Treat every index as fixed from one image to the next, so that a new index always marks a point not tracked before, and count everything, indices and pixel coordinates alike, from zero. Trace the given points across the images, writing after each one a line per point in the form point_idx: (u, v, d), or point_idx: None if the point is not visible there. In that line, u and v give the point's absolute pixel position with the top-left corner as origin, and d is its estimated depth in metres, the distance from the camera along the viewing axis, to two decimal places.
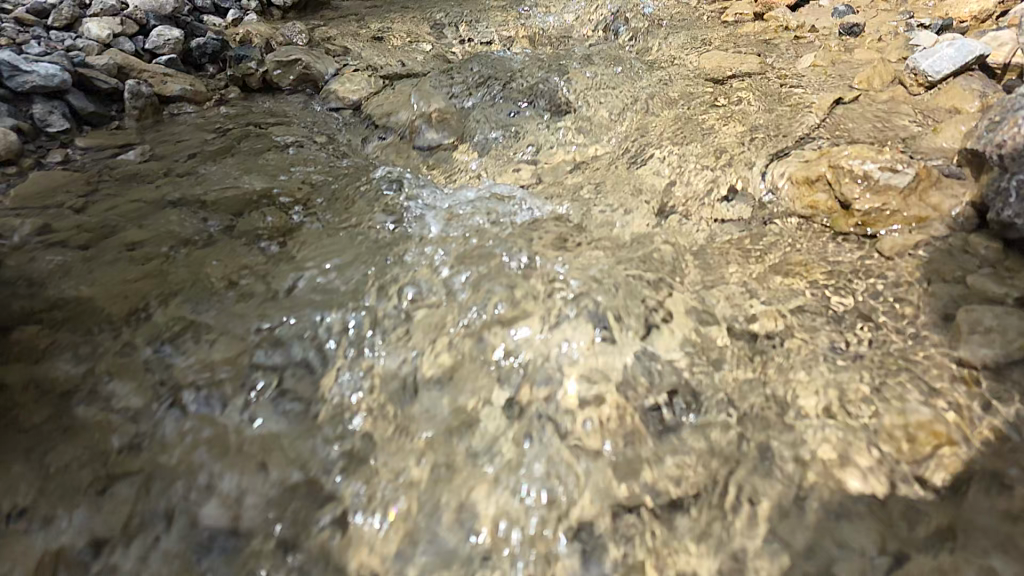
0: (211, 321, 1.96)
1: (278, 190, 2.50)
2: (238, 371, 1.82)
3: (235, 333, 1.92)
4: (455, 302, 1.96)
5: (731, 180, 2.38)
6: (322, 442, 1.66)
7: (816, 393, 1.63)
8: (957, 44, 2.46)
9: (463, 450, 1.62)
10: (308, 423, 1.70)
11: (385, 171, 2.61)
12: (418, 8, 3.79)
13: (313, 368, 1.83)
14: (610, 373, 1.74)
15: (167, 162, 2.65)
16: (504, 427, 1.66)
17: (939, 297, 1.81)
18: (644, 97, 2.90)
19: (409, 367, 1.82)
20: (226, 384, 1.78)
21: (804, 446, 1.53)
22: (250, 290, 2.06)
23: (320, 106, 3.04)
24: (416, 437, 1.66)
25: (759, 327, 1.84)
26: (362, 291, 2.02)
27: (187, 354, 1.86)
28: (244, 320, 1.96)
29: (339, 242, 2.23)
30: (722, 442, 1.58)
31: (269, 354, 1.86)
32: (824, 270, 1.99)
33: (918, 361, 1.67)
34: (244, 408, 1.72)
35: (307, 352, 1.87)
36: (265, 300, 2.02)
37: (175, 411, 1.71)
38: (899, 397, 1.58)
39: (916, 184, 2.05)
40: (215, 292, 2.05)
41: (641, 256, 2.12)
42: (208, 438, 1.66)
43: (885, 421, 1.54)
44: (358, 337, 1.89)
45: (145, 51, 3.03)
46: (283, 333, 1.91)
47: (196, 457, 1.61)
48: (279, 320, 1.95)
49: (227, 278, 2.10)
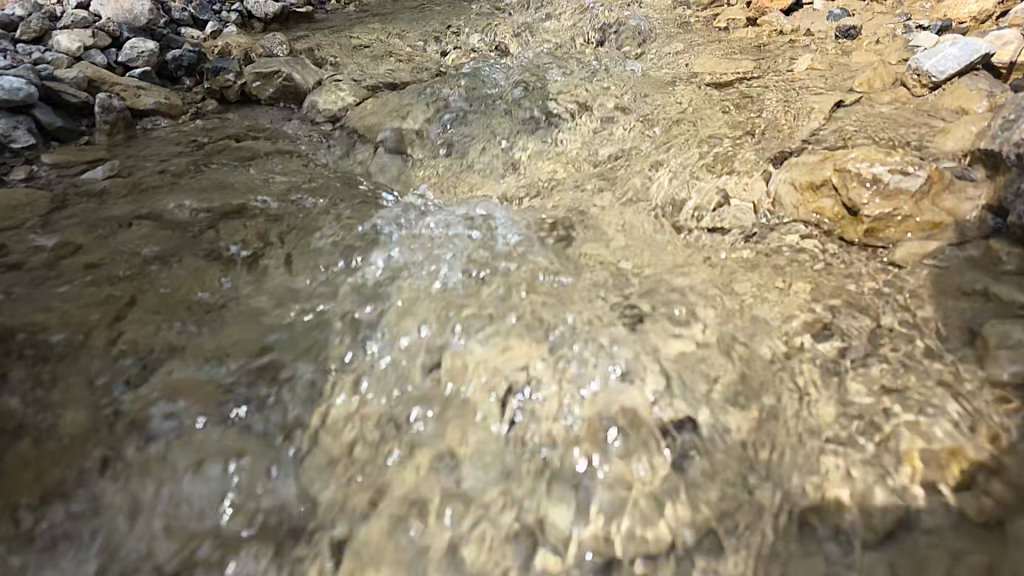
0: (178, 346, 1.82)
1: (256, 206, 2.39)
2: (204, 399, 1.68)
3: (203, 358, 1.78)
4: (440, 322, 1.85)
5: (730, 188, 2.27)
6: (298, 479, 1.54)
7: (826, 418, 1.53)
8: (961, 43, 2.37)
9: (450, 486, 1.51)
10: (282, 457, 1.57)
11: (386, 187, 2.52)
12: (404, 20, 3.71)
13: (287, 396, 1.70)
14: (606, 398, 1.63)
15: (137, 178, 2.52)
16: (493, 459, 1.55)
17: (960, 310, 1.70)
18: (637, 104, 2.80)
19: (391, 394, 1.70)
20: (191, 415, 1.64)
21: (814, 475, 1.44)
22: (223, 312, 1.94)
23: (302, 118, 2.93)
24: (400, 471, 1.55)
25: (765, 344, 1.73)
26: (347, 314, 1.92)
27: (149, 382, 1.72)
28: (213, 345, 1.82)
29: (319, 261, 2.12)
30: (727, 472, 1.48)
31: (239, 382, 1.72)
32: (832, 282, 1.88)
33: (940, 380, 1.55)
34: (212, 443, 1.59)
35: (281, 378, 1.74)
36: (239, 323, 1.90)
37: (133, 445, 1.57)
38: (918, 419, 1.48)
39: (928, 188, 1.92)
40: (185, 315, 1.92)
41: (637, 270, 2.01)
42: (170, 476, 1.52)
43: (904, 446, 1.44)
44: (337, 362, 1.77)
45: (117, 63, 2.92)
46: (257, 359, 1.79)
47: (160, 498, 1.48)
48: (254, 345, 1.83)
49: (198, 300, 1.97)
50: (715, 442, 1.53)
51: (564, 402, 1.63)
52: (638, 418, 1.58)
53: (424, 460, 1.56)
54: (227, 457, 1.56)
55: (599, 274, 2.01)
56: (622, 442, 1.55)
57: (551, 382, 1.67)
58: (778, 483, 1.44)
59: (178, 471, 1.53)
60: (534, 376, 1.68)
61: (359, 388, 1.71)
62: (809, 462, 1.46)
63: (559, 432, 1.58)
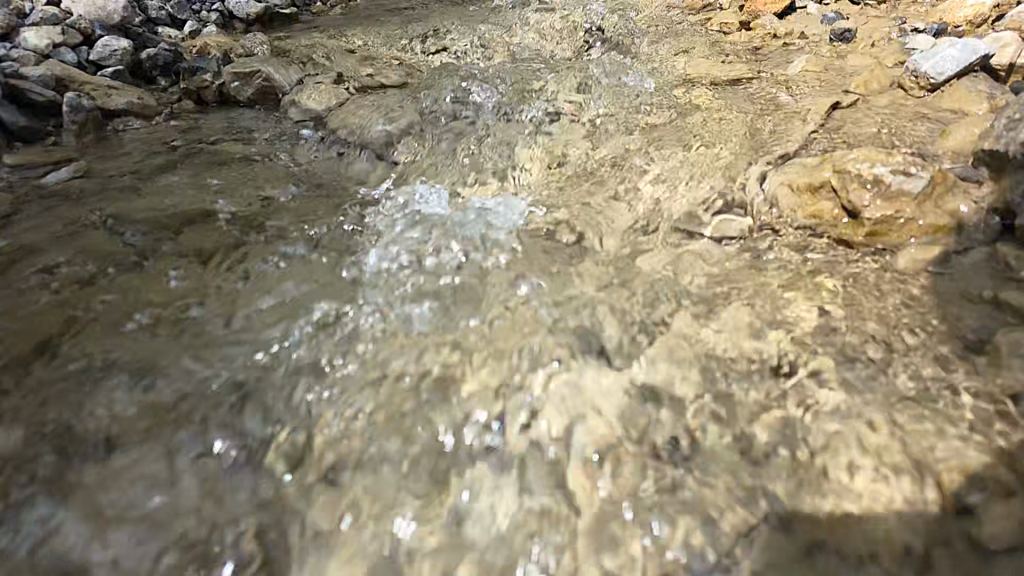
0: (136, 355, 1.70)
1: (228, 209, 2.28)
2: (163, 414, 1.56)
3: (162, 369, 1.66)
4: (421, 333, 1.76)
5: (725, 191, 2.18)
6: (260, 497, 1.41)
7: (830, 431, 1.43)
8: (960, 43, 2.31)
9: (424, 505, 1.39)
10: (242, 475, 1.45)
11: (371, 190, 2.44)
12: (391, 23, 3.63)
13: (251, 408, 1.58)
14: (595, 412, 1.54)
15: (104, 181, 2.40)
16: (473, 477, 1.43)
17: (968, 317, 1.62)
18: (629, 108, 2.72)
19: (365, 406, 1.58)
20: (148, 431, 1.52)
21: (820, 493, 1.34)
22: (187, 319, 1.82)
23: (282, 119, 2.83)
24: (370, 490, 1.42)
25: (763, 353, 1.63)
26: (324, 320, 1.81)
27: (104, 394, 1.59)
28: (175, 354, 1.70)
29: (294, 267, 2.01)
30: (725, 488, 1.37)
31: (201, 394, 1.61)
32: (832, 286, 1.78)
33: (949, 392, 1.46)
34: (168, 460, 1.47)
35: (245, 389, 1.62)
36: (203, 331, 1.78)
37: (81, 464, 1.45)
38: (928, 435, 1.38)
39: (932, 189, 1.83)
40: (146, 323, 1.80)
41: (626, 277, 1.93)
42: (120, 497, 1.39)
43: (913, 462, 1.34)
44: (308, 373, 1.66)
45: (88, 62, 2.81)
46: (223, 369, 1.68)
47: (107, 520, 1.35)
48: (219, 354, 1.71)
49: (162, 306, 1.85)
50: (711, 458, 1.43)
51: (550, 417, 1.54)
52: (629, 434, 1.49)
53: (400, 477, 1.44)
54: (183, 475, 1.44)
55: (587, 280, 1.92)
56: (613, 458, 1.45)
57: (538, 397, 1.58)
58: (781, 502, 1.34)
59: (128, 492, 1.40)
60: (518, 391, 1.59)
61: (330, 401, 1.59)
62: (814, 479, 1.36)
63: (547, 449, 1.48)
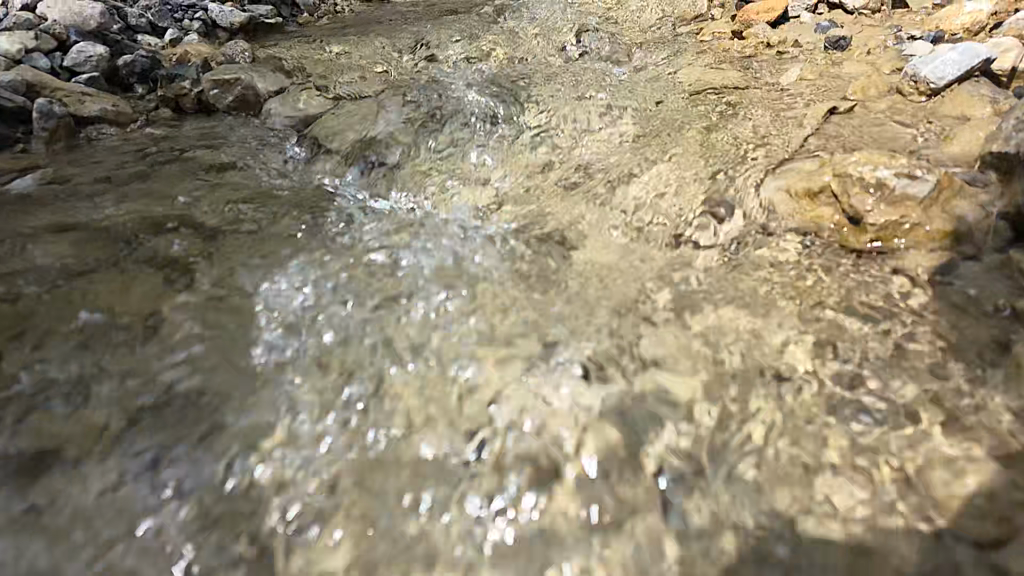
0: (92, 375, 1.59)
1: (200, 215, 2.18)
2: (119, 439, 1.46)
3: (121, 389, 1.56)
4: (397, 347, 1.65)
5: (719, 196, 2.09)
6: (220, 529, 1.30)
7: (835, 452, 1.33)
8: (960, 48, 2.23)
9: (396, 536, 1.28)
10: (201, 504, 1.34)
11: (350, 198, 2.34)
12: (380, 34, 3.58)
13: (212, 424, 1.48)
14: (581, 431, 1.42)
15: (72, 187, 2.31)
16: (451, 505, 1.32)
17: (980, 327, 1.51)
18: (620, 115, 2.64)
19: (335, 427, 1.47)
20: (105, 458, 1.43)
21: (827, 522, 1.23)
22: (147, 330, 1.71)
23: (263, 126, 2.75)
24: (339, 518, 1.31)
25: (760, 365, 1.52)
26: (294, 331, 1.71)
27: (58, 419, 1.50)
28: (133, 373, 1.60)
29: (265, 275, 1.90)
30: (723, 517, 1.26)
31: (159, 411, 1.52)
32: (835, 295, 1.67)
33: (961, 408, 1.36)
34: (123, 485, 1.38)
35: (207, 406, 1.52)
36: (163, 343, 1.68)
37: (30, 489, 1.37)
38: (936, 454, 1.29)
39: (938, 194, 1.73)
40: (103, 335, 1.70)
41: (615, 286, 1.81)
42: (70, 526, 1.31)
43: (919, 484, 1.25)
44: (276, 391, 1.55)
45: (62, 68, 2.74)
46: (183, 383, 1.58)
47: (56, 548, 1.28)
48: (179, 368, 1.61)
49: (121, 319, 1.74)
50: (708, 482, 1.32)
51: (531, 432, 1.43)
52: (618, 457, 1.37)
53: (371, 506, 1.33)
54: (139, 506, 1.34)
55: (573, 289, 1.81)
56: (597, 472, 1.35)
57: (520, 414, 1.46)
58: (784, 531, 1.23)
59: (79, 526, 1.31)
60: (496, 405, 1.49)
61: (295, 416, 1.49)
62: (821, 506, 1.25)
63: (530, 472, 1.36)
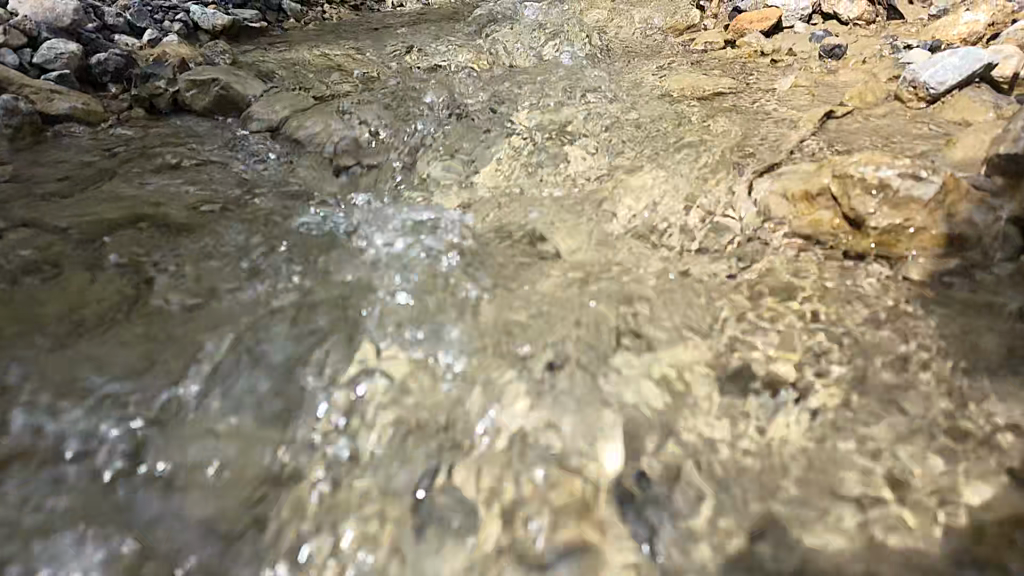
0: (36, 381, 1.48)
1: (164, 213, 2.06)
2: (57, 449, 1.34)
3: (64, 396, 1.44)
4: (367, 355, 1.54)
5: (710, 201, 1.99)
6: (166, 538, 1.21)
7: (842, 473, 1.21)
8: (961, 52, 2.17)
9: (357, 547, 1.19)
10: (151, 527, 1.23)
11: (327, 196, 2.22)
12: (368, 41, 3.52)
13: (163, 423, 1.40)
14: (557, 440, 1.33)
15: (30, 186, 2.19)
16: (413, 498, 1.25)
17: (991, 337, 1.41)
18: (609, 120, 2.56)
19: (299, 444, 1.36)
20: (43, 474, 1.31)
21: (832, 547, 1.11)
22: (98, 332, 1.61)
23: (240, 126, 2.65)
24: (300, 539, 1.20)
25: (752, 375, 1.41)
26: (254, 335, 1.60)
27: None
28: (79, 381, 1.48)
29: (229, 276, 1.79)
30: (715, 538, 1.15)
31: (103, 411, 1.41)
32: (836, 302, 1.56)
33: (968, 422, 1.26)
34: (59, 489, 1.28)
35: (157, 406, 1.43)
36: (116, 345, 1.57)
37: None
38: (940, 468, 1.19)
39: (944, 197, 1.61)
40: (51, 337, 1.59)
41: (600, 289, 1.70)
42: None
43: (920, 500, 1.15)
44: (234, 397, 1.46)
45: (31, 65, 2.64)
46: (132, 385, 1.47)
47: None
48: (128, 369, 1.51)
49: (72, 323, 1.63)
50: (696, 499, 1.21)
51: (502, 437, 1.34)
52: (595, 462, 1.28)
53: (336, 532, 1.21)
54: (78, 529, 1.22)
55: (555, 294, 1.69)
56: (572, 470, 1.27)
57: (499, 431, 1.35)
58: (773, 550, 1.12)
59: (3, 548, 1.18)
60: (467, 412, 1.40)
61: (253, 420, 1.41)
62: (823, 526, 1.14)
63: (510, 497, 1.24)
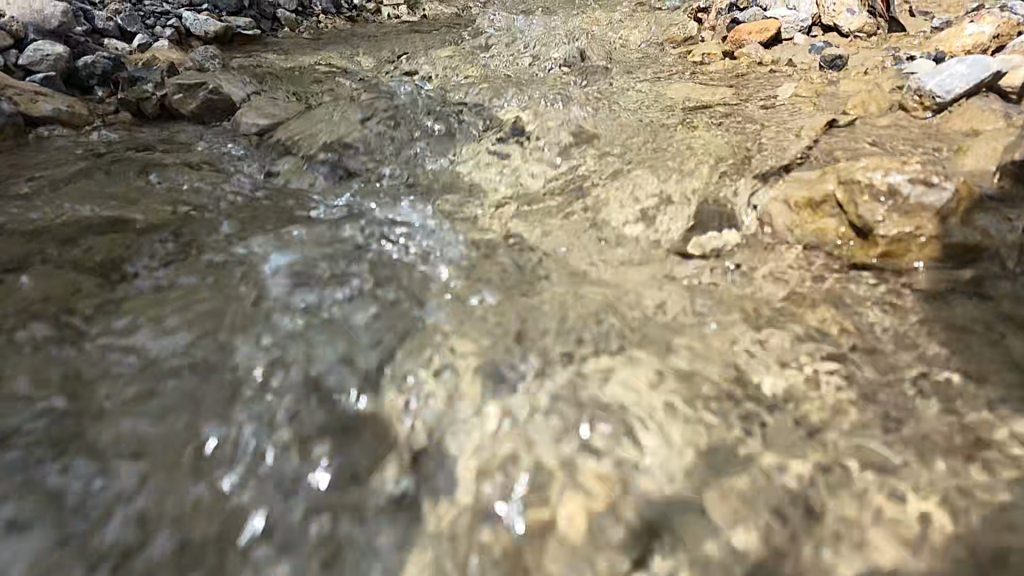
0: None
1: (143, 214, 1.99)
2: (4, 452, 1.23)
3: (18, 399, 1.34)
4: (342, 362, 1.44)
5: (708, 209, 1.92)
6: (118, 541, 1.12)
7: (855, 490, 1.11)
8: (968, 60, 2.11)
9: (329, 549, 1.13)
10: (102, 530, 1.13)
11: (333, 196, 2.18)
12: (363, 50, 3.51)
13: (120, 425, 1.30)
14: (545, 449, 1.23)
15: (8, 187, 2.12)
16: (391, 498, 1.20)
17: (1012, 347, 1.32)
18: (605, 129, 2.52)
19: (266, 450, 1.27)
20: None
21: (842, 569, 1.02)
22: (60, 332, 1.51)
23: (227, 130, 2.60)
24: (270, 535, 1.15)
25: (755, 386, 1.31)
26: (222, 338, 1.50)
27: None
28: (32, 383, 1.38)
29: (202, 278, 1.71)
30: (715, 556, 1.06)
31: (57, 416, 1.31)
32: (843, 311, 1.46)
33: (992, 437, 1.16)
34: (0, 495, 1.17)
35: (116, 409, 1.33)
36: (76, 346, 1.48)
37: None
38: (961, 483, 1.10)
39: (957, 204, 1.54)
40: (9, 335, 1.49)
41: (589, 296, 1.62)
42: None
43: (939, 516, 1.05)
44: (200, 397, 1.36)
45: (17, 67, 2.62)
46: (91, 388, 1.37)
47: None
48: (87, 372, 1.41)
49: (32, 322, 1.54)
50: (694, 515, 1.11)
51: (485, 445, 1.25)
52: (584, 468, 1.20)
53: (304, 542, 1.14)
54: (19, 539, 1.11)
55: (546, 301, 1.60)
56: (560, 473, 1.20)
57: (480, 441, 1.25)
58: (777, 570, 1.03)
59: None
60: (449, 419, 1.31)
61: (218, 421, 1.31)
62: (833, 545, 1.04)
63: (490, 508, 1.16)
